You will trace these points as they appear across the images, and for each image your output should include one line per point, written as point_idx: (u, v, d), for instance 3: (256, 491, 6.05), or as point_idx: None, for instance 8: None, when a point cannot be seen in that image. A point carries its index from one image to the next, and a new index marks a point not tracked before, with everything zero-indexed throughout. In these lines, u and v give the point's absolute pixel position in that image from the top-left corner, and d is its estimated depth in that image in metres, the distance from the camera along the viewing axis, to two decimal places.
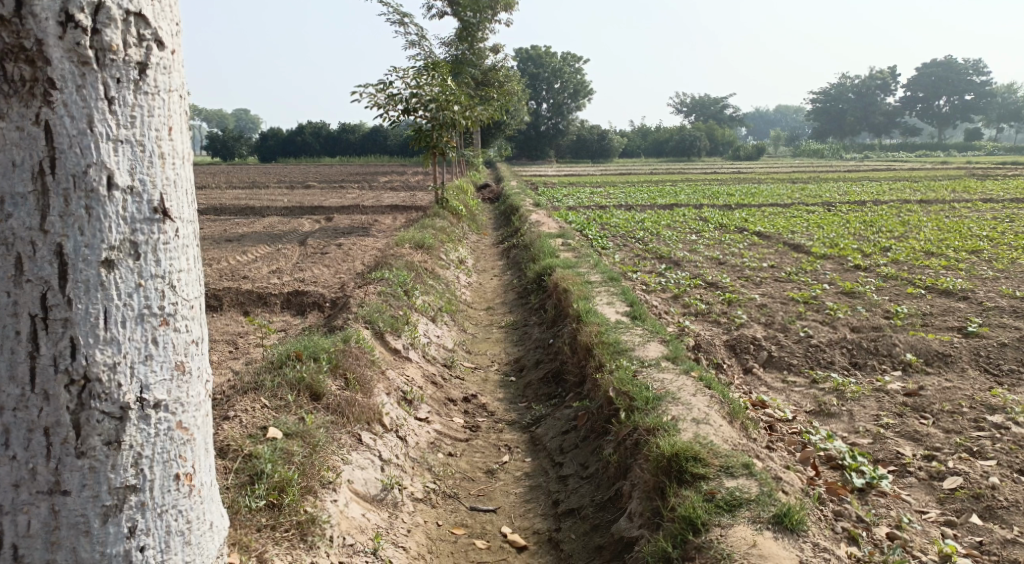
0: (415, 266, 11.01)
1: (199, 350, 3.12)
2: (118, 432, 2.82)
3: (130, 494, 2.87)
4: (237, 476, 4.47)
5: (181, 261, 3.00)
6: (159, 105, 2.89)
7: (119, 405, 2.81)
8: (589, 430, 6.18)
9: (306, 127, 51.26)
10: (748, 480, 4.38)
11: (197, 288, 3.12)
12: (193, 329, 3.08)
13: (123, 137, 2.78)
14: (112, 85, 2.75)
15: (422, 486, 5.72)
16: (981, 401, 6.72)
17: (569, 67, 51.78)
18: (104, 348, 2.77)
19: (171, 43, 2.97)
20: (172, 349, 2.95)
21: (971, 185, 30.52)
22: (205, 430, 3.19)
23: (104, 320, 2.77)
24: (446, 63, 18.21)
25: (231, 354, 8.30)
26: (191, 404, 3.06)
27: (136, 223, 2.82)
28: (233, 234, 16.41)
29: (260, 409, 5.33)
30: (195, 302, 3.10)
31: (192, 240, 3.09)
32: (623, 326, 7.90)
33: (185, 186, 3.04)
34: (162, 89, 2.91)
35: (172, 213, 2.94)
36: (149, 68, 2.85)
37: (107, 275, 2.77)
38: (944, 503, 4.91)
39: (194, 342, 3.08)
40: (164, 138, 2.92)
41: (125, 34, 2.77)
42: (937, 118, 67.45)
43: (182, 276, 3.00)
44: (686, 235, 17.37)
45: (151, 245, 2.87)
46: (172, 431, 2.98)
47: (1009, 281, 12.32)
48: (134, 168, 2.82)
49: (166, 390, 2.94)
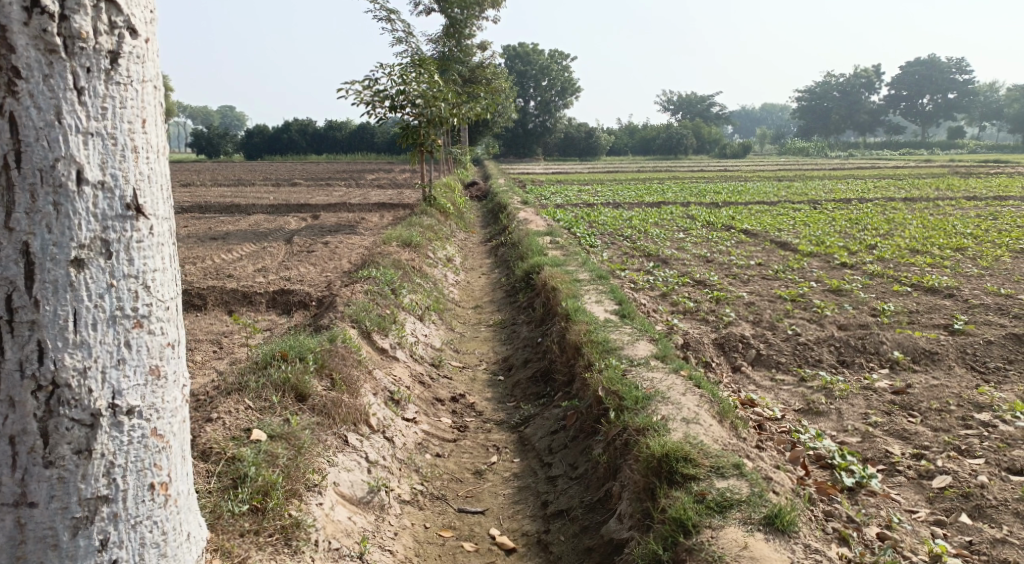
0: (402, 264, 10.93)
1: (175, 352, 3.21)
2: (89, 441, 2.91)
3: (102, 505, 2.97)
4: (220, 480, 4.41)
5: (155, 261, 3.10)
6: (132, 96, 2.99)
7: (90, 412, 2.91)
8: (578, 430, 6.14)
9: (292, 125, 50.92)
10: (739, 481, 4.34)
11: (172, 288, 3.20)
12: (169, 330, 3.17)
13: (94, 130, 2.88)
14: (81, 74, 2.84)
15: (409, 488, 5.66)
16: (968, 398, 6.71)
17: (558, 64, 51.72)
18: (73, 352, 2.87)
19: (144, 31, 3.05)
20: (146, 352, 3.04)
21: (955, 183, 30.69)
22: (181, 437, 3.29)
23: (74, 322, 2.86)
24: (433, 59, 18.08)
25: (216, 354, 8.22)
26: (166, 410, 3.16)
27: (108, 221, 2.92)
28: (218, 233, 16.25)
29: (244, 410, 5.26)
30: (171, 304, 3.18)
31: (167, 239, 3.18)
32: (612, 324, 7.86)
33: (159, 183, 3.13)
34: (135, 79, 3.00)
35: (144, 210, 3.04)
36: (121, 57, 2.94)
37: (76, 276, 2.86)
38: (933, 503, 4.90)
39: (170, 345, 3.17)
40: (137, 131, 3.01)
41: (96, 21, 2.85)
42: (921, 116, 67.84)
43: (156, 276, 3.10)
44: (673, 233, 17.35)
45: (123, 244, 2.97)
46: (147, 439, 3.08)
47: (994, 278, 12.36)
48: (105, 162, 2.91)
49: (138, 395, 3.04)
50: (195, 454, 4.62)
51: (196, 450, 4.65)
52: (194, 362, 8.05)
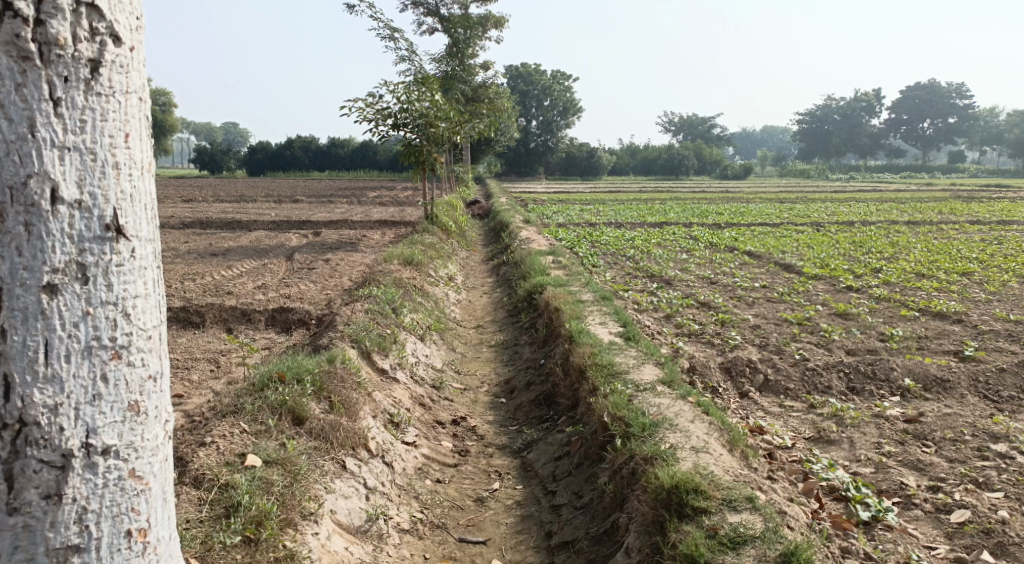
0: (404, 283, 10.79)
1: (158, 386, 2.90)
2: (59, 484, 2.64)
3: (72, 554, 2.69)
4: (211, 509, 4.26)
5: (138, 286, 2.80)
6: (114, 108, 2.71)
7: (60, 452, 2.63)
8: (583, 457, 5.98)
9: (295, 141, 51.04)
10: (752, 515, 4.17)
11: (156, 316, 2.89)
12: (151, 363, 2.86)
13: (71, 144, 2.61)
14: (58, 84, 2.57)
15: (408, 516, 5.50)
16: (983, 428, 6.55)
17: (560, 84, 51.99)
18: (43, 388, 2.60)
19: (129, 39, 2.78)
20: (123, 387, 2.74)
21: (956, 207, 30.68)
22: (162, 477, 2.97)
23: (44, 354, 2.59)
24: (436, 78, 18.09)
25: (213, 374, 8.07)
26: (146, 449, 2.85)
27: (84, 243, 2.64)
28: (218, 248, 16.15)
29: (239, 435, 5.10)
30: (154, 333, 2.87)
31: (152, 262, 2.88)
32: (617, 347, 7.70)
33: (145, 200, 2.84)
34: (118, 89, 2.73)
35: (126, 230, 2.74)
36: (103, 66, 2.67)
37: (48, 303, 2.59)
38: (952, 538, 4.73)
39: (151, 379, 2.86)
40: (119, 146, 2.73)
41: (76, 26, 2.59)
42: (922, 141, 68.06)
43: (138, 303, 2.80)
44: (676, 254, 17.24)
45: (101, 268, 2.68)
46: (123, 481, 2.77)
47: (1001, 304, 12.22)
48: (83, 179, 2.64)
49: (115, 433, 2.74)
50: (187, 480, 4.47)
51: (188, 477, 4.50)
52: (191, 381, 7.89)
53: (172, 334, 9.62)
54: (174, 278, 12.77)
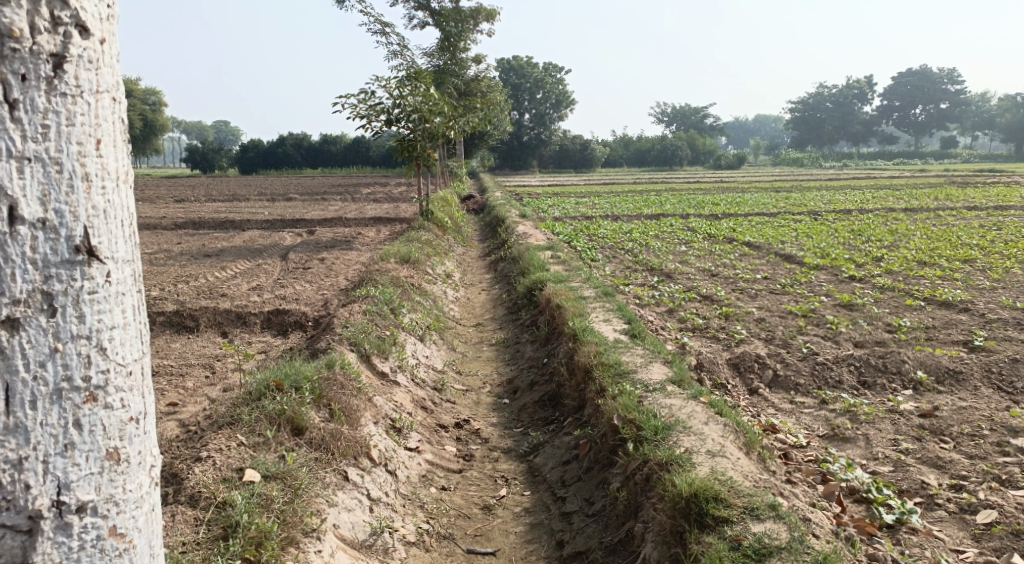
0: (402, 282, 10.60)
1: (140, 429, 2.62)
2: (26, 549, 2.37)
3: None
4: (209, 529, 4.08)
5: (114, 315, 2.52)
6: (82, 110, 2.43)
7: (28, 514, 2.36)
8: (592, 461, 5.81)
9: (287, 138, 50.64)
10: (776, 524, 4.00)
11: (136, 348, 2.63)
12: (131, 403, 2.59)
13: (31, 154, 2.32)
14: (15, 85, 2.29)
15: (414, 528, 5.31)
16: (1001, 422, 6.38)
17: (552, 77, 51.79)
18: (7, 439, 2.32)
19: (99, 30, 2.50)
20: (100, 433, 2.47)
21: (953, 193, 30.56)
22: (148, 531, 2.69)
23: (7, 399, 2.31)
24: (429, 72, 17.86)
25: (209, 381, 7.89)
26: (128, 502, 2.57)
27: (50, 268, 2.36)
28: (211, 249, 15.91)
29: (236, 448, 4.92)
30: (134, 368, 2.60)
31: (129, 287, 2.61)
32: (623, 345, 7.50)
33: (119, 216, 2.56)
34: (87, 89, 2.44)
35: (99, 252, 2.46)
36: (68, 62, 2.39)
37: (11, 340, 2.31)
38: (981, 541, 4.57)
39: (133, 421, 2.59)
40: (89, 155, 2.45)
41: (34, 16, 2.31)
42: (914, 127, 68.04)
43: (115, 334, 2.52)
44: (675, 246, 17.06)
45: (71, 296, 2.40)
46: (104, 541, 2.50)
47: (1006, 291, 12.06)
48: (47, 197, 2.36)
49: (91, 487, 2.46)
50: (183, 500, 4.29)
51: (184, 496, 4.32)
52: (185, 389, 7.69)
53: (166, 339, 9.40)
54: (166, 281, 12.54)
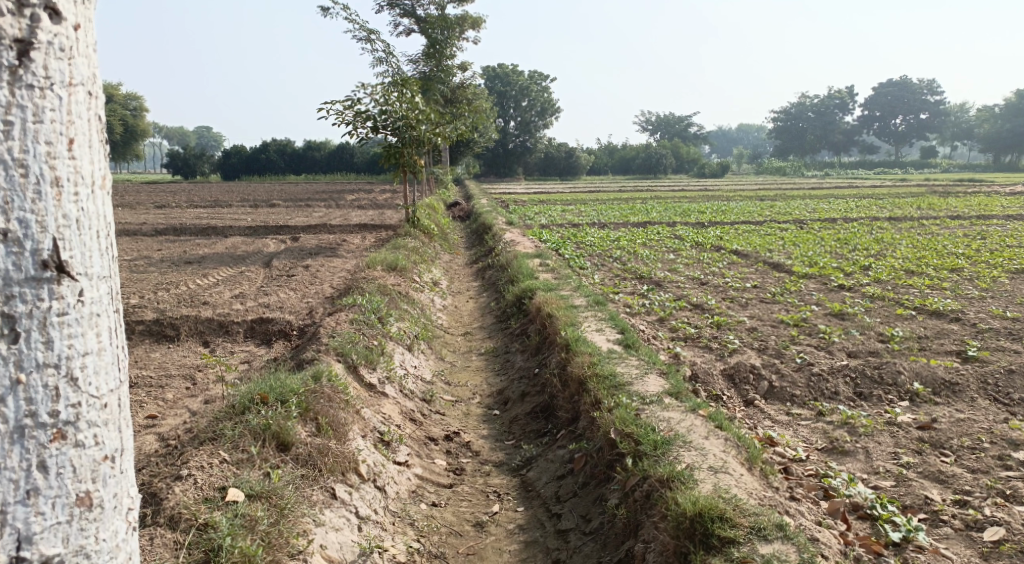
0: (389, 290, 10.41)
1: (115, 469, 2.46)
2: None
3: None
4: (189, 554, 3.89)
5: (88, 340, 2.36)
6: (51, 103, 2.27)
7: None
8: (588, 476, 5.68)
9: (270, 144, 50.16)
10: (785, 545, 3.88)
11: (112, 377, 2.46)
12: (107, 440, 2.43)
13: None
14: None
15: (405, 547, 5.15)
16: (1001, 435, 6.26)
17: (537, 84, 51.83)
18: None
19: (73, 15, 2.34)
20: (69, 475, 2.31)
21: (936, 202, 30.69)
22: None
23: None
24: (414, 78, 17.69)
25: (190, 393, 7.67)
26: (101, 553, 2.41)
27: (12, 286, 2.20)
28: (192, 256, 15.64)
29: (218, 465, 4.72)
30: (110, 400, 2.44)
31: (105, 307, 2.44)
32: (617, 356, 7.35)
33: (94, 226, 2.40)
34: (57, 80, 2.29)
35: (71, 268, 2.30)
36: (35, 48, 2.23)
37: None
38: (989, 560, 4.45)
39: (108, 460, 2.42)
40: (60, 155, 2.30)
41: None
42: (895, 137, 68.58)
43: (89, 362, 2.37)
44: (663, 254, 16.96)
45: (37, 320, 2.24)
46: None
47: (995, 301, 12.02)
48: (10, 204, 2.20)
49: (58, 540, 2.29)
50: (162, 521, 4.10)
51: (163, 517, 4.12)
52: (165, 402, 7.47)
53: (145, 348, 9.17)
54: (146, 289, 12.28)
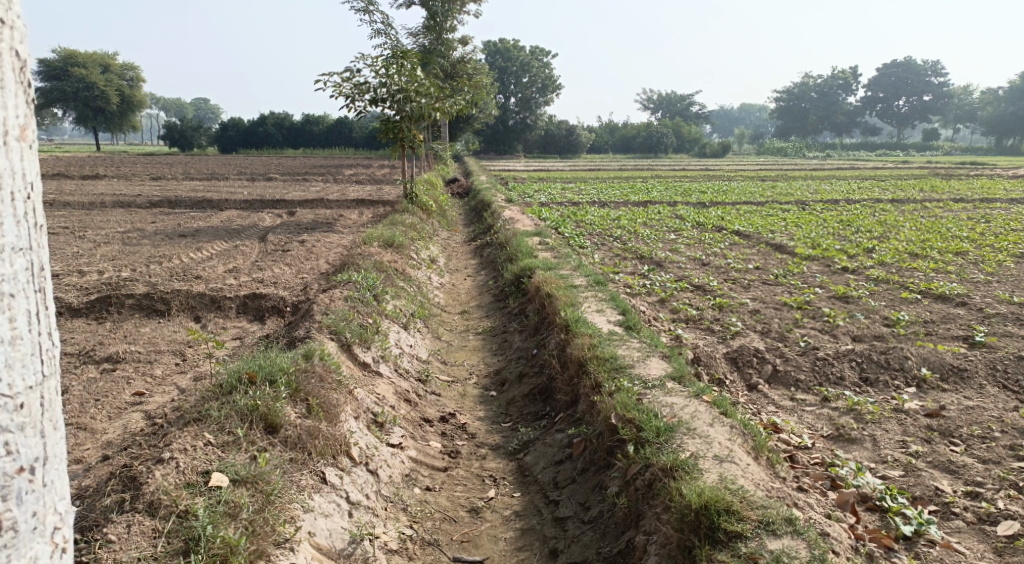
0: (385, 266, 10.19)
1: (34, 485, 2.47)
2: None
3: None
4: (169, 542, 3.80)
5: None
6: None
7: None
8: (588, 462, 5.52)
9: (268, 118, 49.55)
10: (795, 541, 3.76)
11: (30, 375, 2.48)
12: (22, 452, 2.45)
13: None
14: None
15: (397, 534, 5.01)
16: (1012, 423, 6.07)
17: (538, 60, 51.17)
18: None
19: None
20: None
21: (939, 185, 30.39)
22: None
23: None
24: (413, 50, 17.31)
25: (179, 369, 7.48)
26: None
27: None
28: (187, 229, 15.37)
29: (202, 448, 4.58)
30: (27, 401, 2.47)
31: (23, 290, 2.46)
32: (618, 337, 7.14)
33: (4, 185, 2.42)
34: None
35: None
36: None
37: None
38: (1004, 555, 4.32)
39: (22, 474, 2.44)
40: None
41: None
42: (897, 118, 68.02)
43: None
44: (664, 234, 16.72)
45: None
46: None
47: (1002, 285, 11.80)
48: None
49: None
50: (140, 507, 3.96)
51: (142, 503, 3.98)
52: (154, 378, 7.29)
53: (135, 323, 8.96)
54: (138, 261, 12.04)
